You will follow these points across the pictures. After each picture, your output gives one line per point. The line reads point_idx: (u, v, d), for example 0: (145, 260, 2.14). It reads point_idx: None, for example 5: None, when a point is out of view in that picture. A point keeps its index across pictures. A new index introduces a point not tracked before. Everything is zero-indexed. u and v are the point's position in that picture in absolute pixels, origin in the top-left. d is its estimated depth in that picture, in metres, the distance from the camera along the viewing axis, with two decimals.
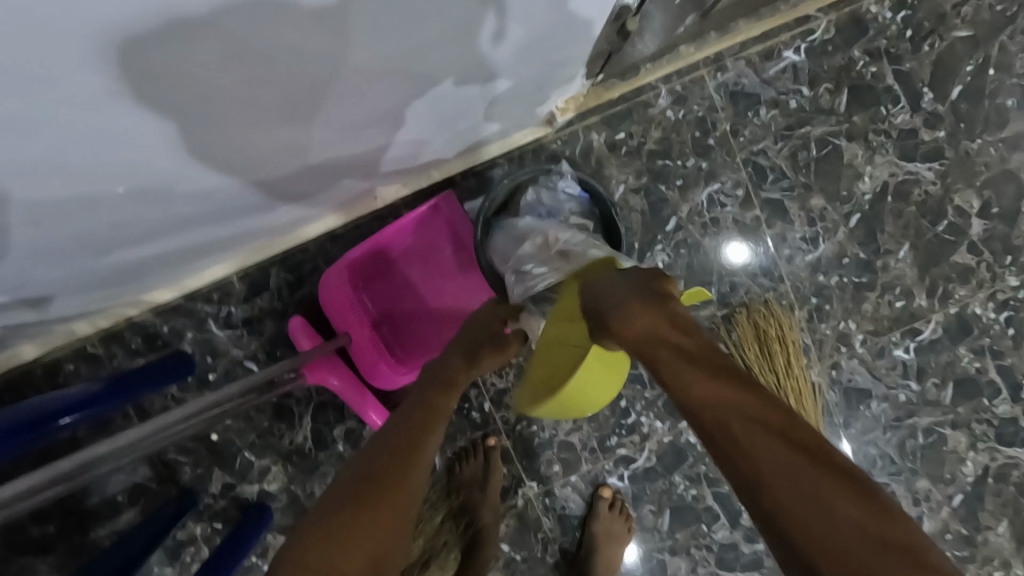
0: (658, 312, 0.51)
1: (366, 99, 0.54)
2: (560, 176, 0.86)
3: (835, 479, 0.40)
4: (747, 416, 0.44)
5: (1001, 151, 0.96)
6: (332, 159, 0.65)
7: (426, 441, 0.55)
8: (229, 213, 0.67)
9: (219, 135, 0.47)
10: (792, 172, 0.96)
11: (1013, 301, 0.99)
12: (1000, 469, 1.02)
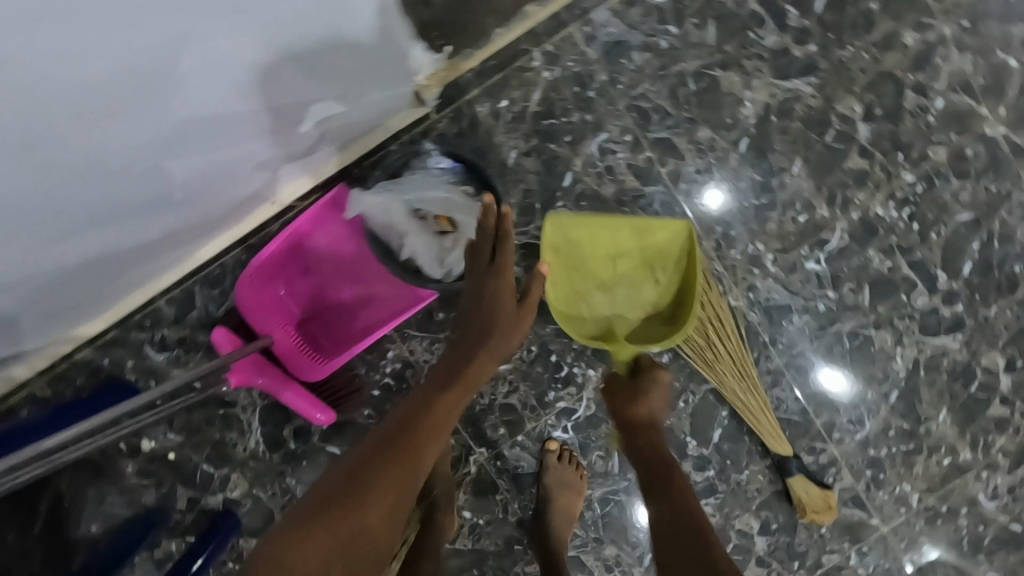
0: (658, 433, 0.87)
1: (260, 40, 0.57)
2: (429, 155, 0.89)
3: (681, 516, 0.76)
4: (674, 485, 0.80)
5: (873, 54, 0.99)
6: (259, 124, 0.69)
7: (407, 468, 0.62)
8: (195, 198, 0.73)
9: (135, 101, 0.52)
10: (675, 109, 0.99)
11: (912, 196, 1.02)
12: (930, 359, 1.05)
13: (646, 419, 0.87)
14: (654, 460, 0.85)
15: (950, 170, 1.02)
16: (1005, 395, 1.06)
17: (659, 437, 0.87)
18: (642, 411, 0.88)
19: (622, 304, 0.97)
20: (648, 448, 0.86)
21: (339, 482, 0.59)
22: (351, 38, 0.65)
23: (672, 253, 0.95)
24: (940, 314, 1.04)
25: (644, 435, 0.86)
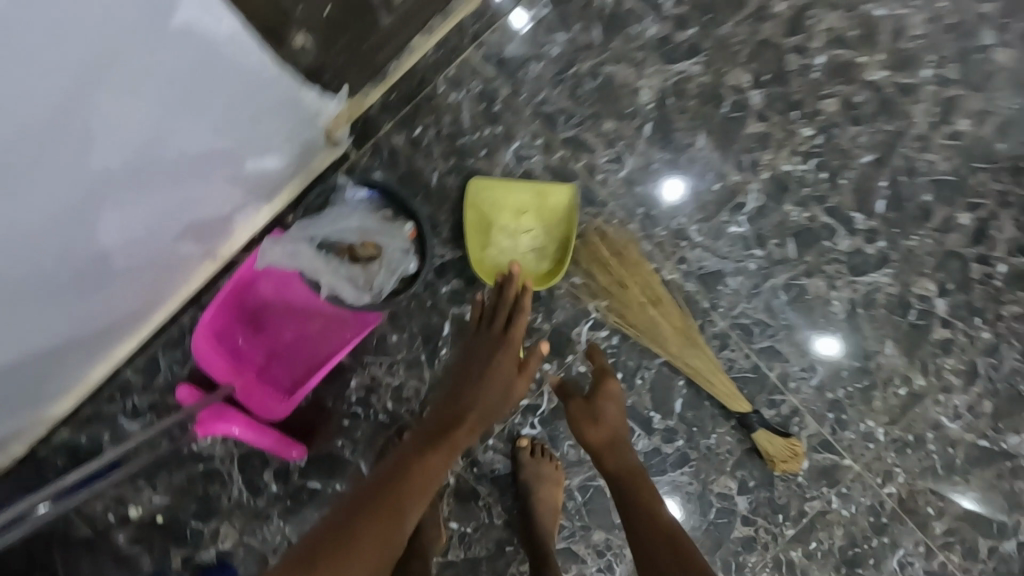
0: (622, 449, 0.92)
1: (173, 107, 0.63)
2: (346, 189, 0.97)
3: (655, 528, 0.81)
4: (644, 499, 0.86)
5: (750, 26, 1.07)
6: (189, 182, 0.75)
7: (393, 536, 0.68)
8: (136, 255, 0.78)
9: (58, 157, 0.57)
10: (578, 108, 1.05)
11: (815, 148, 1.08)
12: (865, 297, 1.10)
13: (605, 438, 0.92)
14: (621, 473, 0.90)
15: (844, 118, 1.08)
16: (942, 318, 1.10)
17: (624, 453, 0.92)
18: (603, 431, 0.93)
19: (525, 256, 1.03)
20: (613, 463, 0.91)
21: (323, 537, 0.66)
22: (264, 95, 0.73)
23: (568, 211, 1.03)
24: (865, 253, 1.10)
25: (608, 454, 0.92)
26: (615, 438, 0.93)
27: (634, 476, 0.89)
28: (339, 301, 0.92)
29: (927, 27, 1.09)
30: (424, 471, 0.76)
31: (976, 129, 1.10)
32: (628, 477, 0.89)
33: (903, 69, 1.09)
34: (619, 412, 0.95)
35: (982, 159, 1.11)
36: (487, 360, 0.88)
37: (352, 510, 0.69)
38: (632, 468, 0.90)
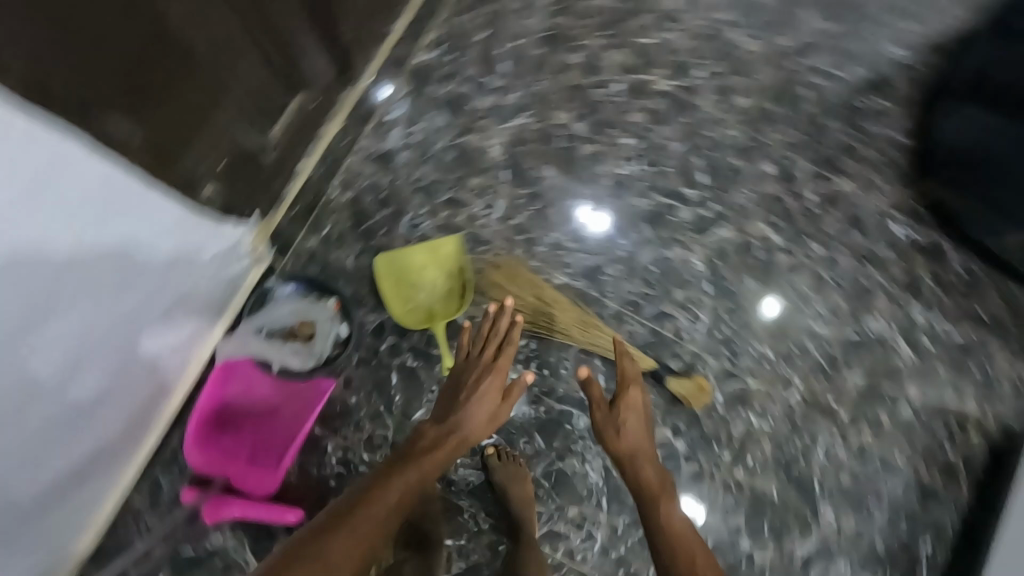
0: (647, 461, 1.12)
1: (120, 275, 0.84)
2: (274, 289, 1.19)
3: (674, 539, 1.02)
4: (666, 511, 1.06)
5: (557, 79, 1.37)
6: (144, 323, 0.95)
7: (359, 552, 0.81)
8: (115, 392, 0.97)
9: (44, 336, 0.77)
10: (447, 176, 1.32)
11: (637, 151, 1.37)
12: (717, 250, 1.36)
13: (630, 452, 1.12)
14: (644, 484, 1.09)
15: (651, 123, 1.38)
16: (781, 248, 1.37)
17: (649, 465, 1.11)
18: (629, 444, 1.12)
19: (438, 300, 1.26)
20: (638, 471, 1.10)
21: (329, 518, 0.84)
22: (186, 244, 0.95)
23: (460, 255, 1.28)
24: (704, 217, 1.36)
25: (634, 465, 1.11)
26: (641, 453, 1.12)
27: (656, 489, 1.09)
28: (289, 371, 1.17)
29: (688, 40, 1.42)
30: (383, 493, 0.89)
31: (752, 102, 1.42)
32: (649, 487, 1.09)
33: (681, 75, 1.41)
34: (643, 429, 1.14)
35: (764, 122, 1.41)
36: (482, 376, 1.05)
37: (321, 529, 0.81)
38: (654, 482, 1.10)
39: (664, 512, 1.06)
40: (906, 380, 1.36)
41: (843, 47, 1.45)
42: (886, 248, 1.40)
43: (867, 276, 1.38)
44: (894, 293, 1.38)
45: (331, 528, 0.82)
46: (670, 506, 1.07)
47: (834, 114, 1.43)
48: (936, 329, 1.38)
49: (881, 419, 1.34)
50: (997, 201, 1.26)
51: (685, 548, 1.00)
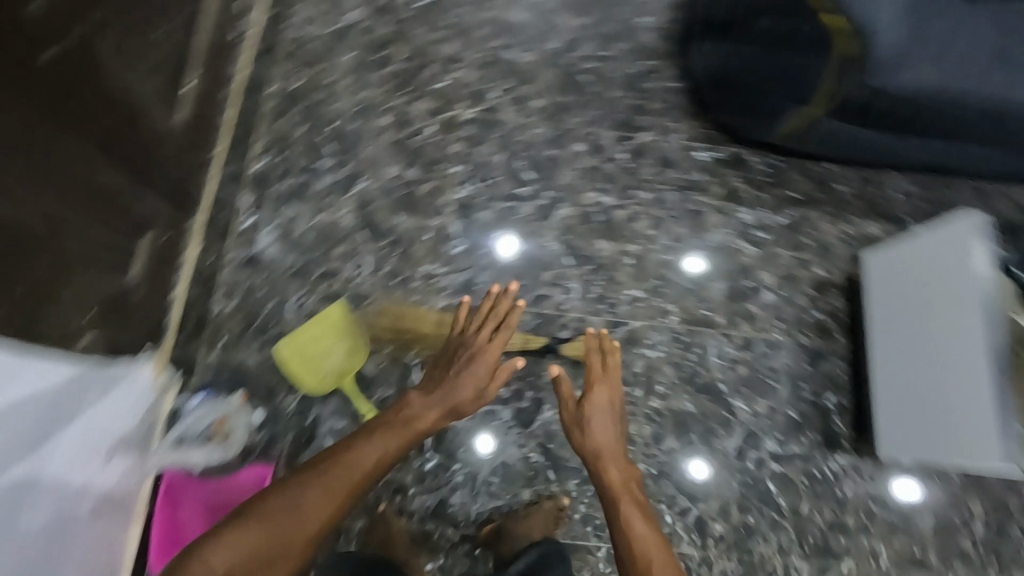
0: (614, 459, 1.24)
1: (32, 440, 0.91)
2: (186, 401, 1.35)
3: (631, 532, 1.13)
4: (627, 506, 1.18)
5: (378, 141, 1.57)
6: (70, 476, 1.02)
7: (330, 503, 1.06)
8: (61, 547, 1.02)
9: None
10: (313, 254, 1.47)
11: (466, 173, 1.56)
12: (562, 227, 1.55)
13: (597, 451, 1.24)
14: (609, 480, 1.22)
15: (471, 147, 1.59)
16: (615, 206, 1.58)
17: (617, 461, 1.23)
18: (597, 443, 1.25)
19: (342, 361, 1.38)
20: (603, 468, 1.23)
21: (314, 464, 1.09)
22: (83, 393, 1.03)
23: (348, 316, 1.41)
24: (542, 205, 1.56)
25: (600, 464, 1.23)
26: (608, 450, 1.25)
27: (623, 487, 1.21)
28: (209, 469, 1.32)
29: (475, 72, 1.65)
30: (358, 452, 1.11)
31: (546, 101, 1.65)
32: (615, 484, 1.21)
33: (480, 101, 1.63)
34: (614, 431, 1.26)
35: (562, 112, 1.64)
36: (467, 361, 1.24)
37: (299, 482, 1.06)
38: (617, 481, 1.22)
39: (624, 507, 1.18)
40: (757, 271, 1.57)
41: (601, 30, 1.71)
42: (699, 173, 1.63)
43: (693, 201, 1.60)
44: (719, 207, 1.61)
45: (309, 482, 1.06)
46: (631, 501, 1.20)
47: (616, 84, 1.67)
48: (764, 221, 1.61)
49: (751, 310, 1.54)
50: (754, 106, 1.50)
51: (638, 542, 1.12)
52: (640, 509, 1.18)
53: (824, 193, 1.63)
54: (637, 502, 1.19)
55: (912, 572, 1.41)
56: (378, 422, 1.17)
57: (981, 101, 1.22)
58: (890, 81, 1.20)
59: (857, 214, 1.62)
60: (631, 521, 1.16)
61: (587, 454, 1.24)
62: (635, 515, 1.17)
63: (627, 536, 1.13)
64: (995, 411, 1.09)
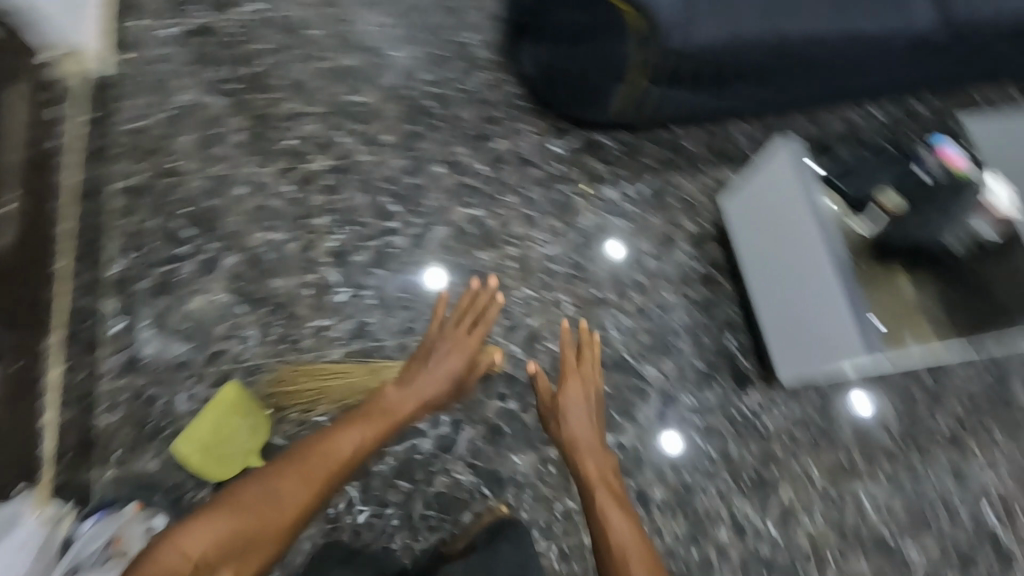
0: (591, 448, 1.32)
1: None
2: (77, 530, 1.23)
3: (604, 517, 1.21)
4: (604, 492, 1.25)
5: (237, 212, 1.55)
6: None
7: (309, 491, 1.11)
8: None
9: None
10: (194, 341, 1.43)
11: (333, 222, 1.57)
12: (440, 249, 1.57)
13: (574, 441, 1.32)
14: (587, 469, 1.29)
15: (331, 195, 1.59)
16: (486, 216, 1.62)
17: (594, 450, 1.32)
18: (575, 432, 1.32)
19: (246, 442, 1.37)
20: (580, 459, 1.30)
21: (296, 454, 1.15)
22: None
23: (246, 395, 1.40)
24: (415, 233, 1.58)
25: (576, 454, 1.31)
26: (585, 440, 1.33)
27: (600, 473, 1.29)
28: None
29: (319, 123, 1.66)
30: (337, 446, 1.19)
31: (395, 133, 1.68)
32: (591, 472, 1.28)
33: (330, 150, 1.64)
34: (590, 420, 1.34)
35: (413, 141, 1.67)
36: (448, 350, 1.36)
37: (280, 473, 1.11)
38: (594, 470, 1.30)
39: (600, 492, 1.25)
40: (634, 242, 1.63)
41: (433, 54, 1.76)
42: (557, 165, 1.68)
43: (558, 193, 1.66)
44: (584, 191, 1.67)
45: (291, 474, 1.11)
46: (606, 485, 1.28)
47: (459, 101, 1.72)
48: (628, 193, 1.68)
49: (637, 280, 1.60)
50: (585, 94, 1.58)
51: (612, 525, 1.20)
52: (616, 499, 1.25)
53: (676, 154, 1.72)
54: (613, 487, 1.28)
55: (845, 480, 1.47)
56: (359, 415, 1.25)
57: (766, 38, 1.33)
58: (684, 40, 1.30)
59: (711, 165, 1.72)
60: (607, 505, 1.24)
61: (563, 444, 1.31)
62: (609, 502, 1.25)
63: (601, 522, 1.21)
64: (851, 321, 1.17)
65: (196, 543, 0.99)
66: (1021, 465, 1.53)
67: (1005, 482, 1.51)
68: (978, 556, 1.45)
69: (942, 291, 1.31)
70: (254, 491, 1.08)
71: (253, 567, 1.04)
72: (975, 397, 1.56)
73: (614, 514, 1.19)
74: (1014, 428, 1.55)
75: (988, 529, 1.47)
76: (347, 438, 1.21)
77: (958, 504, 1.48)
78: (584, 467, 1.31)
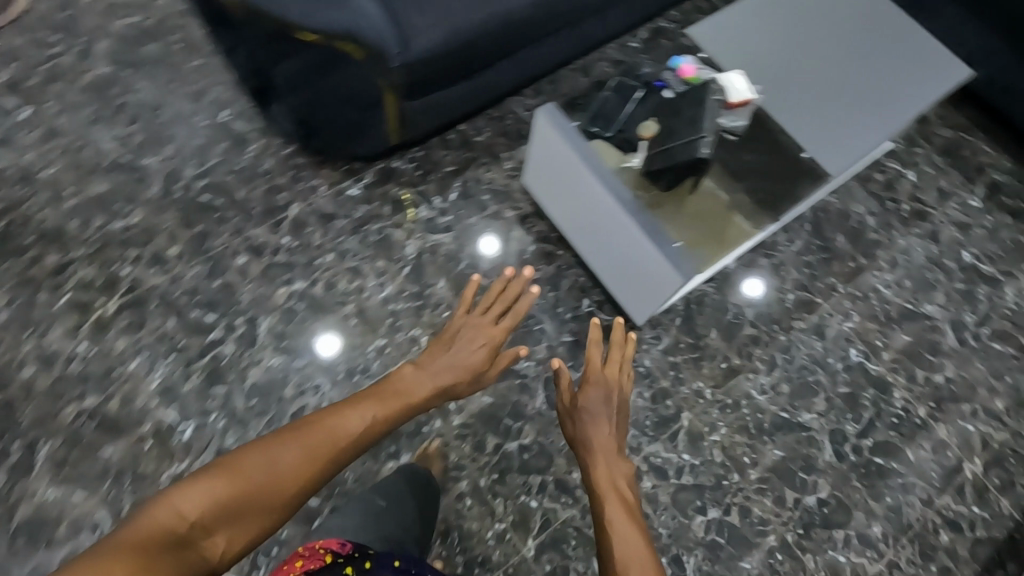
0: (613, 452, 1.24)
1: None
2: None
3: (609, 504, 1.07)
4: (616, 486, 1.13)
5: (32, 395, 1.37)
6: None
7: (315, 463, 0.91)
8: None
9: None
10: (36, 555, 1.26)
11: (147, 360, 1.43)
12: (273, 340, 1.47)
13: (593, 439, 1.24)
14: (601, 467, 1.18)
15: (135, 333, 1.45)
16: (307, 286, 1.54)
17: (615, 454, 1.23)
18: (595, 429, 1.26)
19: None
20: (593, 460, 1.21)
21: (310, 420, 0.99)
22: None
23: None
24: (241, 334, 1.47)
25: (590, 454, 1.22)
26: (607, 438, 1.25)
27: (620, 475, 1.19)
28: None
29: (91, 264, 1.50)
30: (343, 422, 1.02)
31: (181, 241, 1.55)
32: (605, 468, 1.17)
33: (115, 286, 1.49)
34: (614, 425, 1.29)
35: (202, 242, 1.55)
36: (470, 339, 1.35)
37: (283, 436, 0.90)
38: (615, 472, 1.20)
39: (613, 485, 1.14)
40: (464, 249, 1.62)
41: (192, 149, 1.65)
42: (360, 207, 1.64)
43: (372, 234, 1.61)
44: (397, 221, 1.63)
45: (294, 436, 0.92)
46: (623, 483, 1.15)
47: (237, 183, 1.62)
48: (440, 207, 1.66)
49: (481, 284, 1.59)
50: (355, 134, 1.54)
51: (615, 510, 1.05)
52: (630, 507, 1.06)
53: (470, 152, 1.74)
54: (630, 489, 1.16)
55: (730, 384, 1.55)
56: (371, 398, 1.12)
57: (487, 21, 1.36)
58: (407, 55, 1.30)
59: (507, 149, 1.75)
60: (619, 499, 1.10)
61: (578, 442, 1.25)
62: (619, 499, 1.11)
63: (604, 509, 1.06)
64: (645, 239, 1.23)
65: (193, 501, 0.77)
66: (866, 302, 1.68)
67: (857, 322, 1.65)
68: (862, 396, 1.57)
69: (749, 193, 1.38)
70: (274, 445, 0.89)
71: (251, 538, 0.81)
72: (805, 260, 1.70)
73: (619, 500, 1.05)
74: (845, 273, 1.70)
75: (860, 368, 1.60)
76: (358, 417, 1.06)
77: (829, 358, 1.60)
78: (594, 467, 1.20)
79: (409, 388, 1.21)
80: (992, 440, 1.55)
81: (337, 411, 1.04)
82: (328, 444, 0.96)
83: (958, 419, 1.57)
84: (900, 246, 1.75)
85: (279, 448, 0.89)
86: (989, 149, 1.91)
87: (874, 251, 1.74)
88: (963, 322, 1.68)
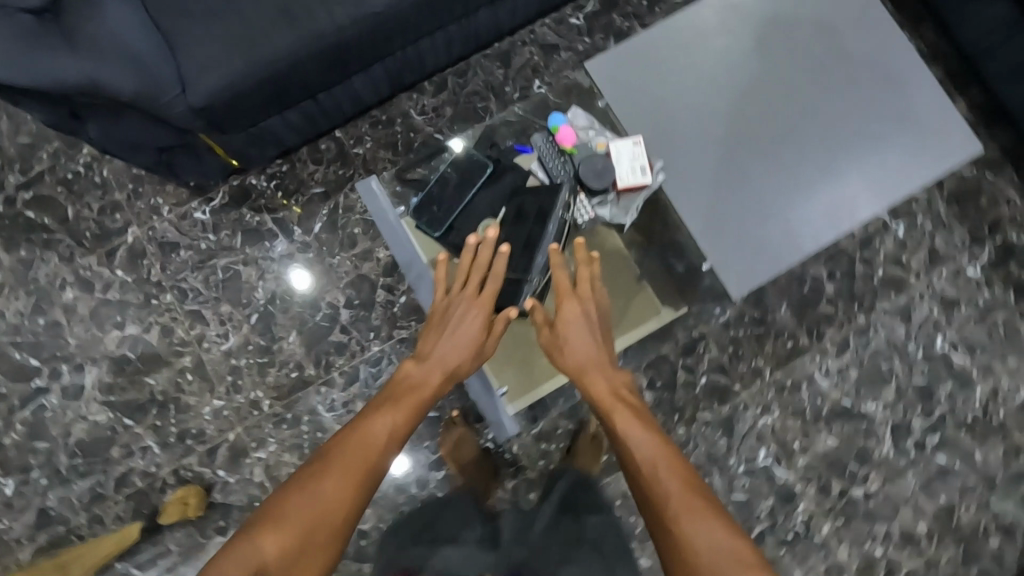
0: (607, 359, 0.95)
1: None
2: None
3: (632, 430, 0.82)
4: (633, 401, 0.89)
5: None
6: None
7: (352, 485, 0.75)
8: None
9: None
10: None
11: None
12: (101, 393, 1.34)
13: (579, 363, 0.94)
14: (604, 387, 0.90)
15: None
16: (142, 331, 1.37)
17: (613, 366, 0.94)
18: (586, 348, 0.95)
19: None
20: (592, 376, 0.92)
21: (336, 438, 0.81)
22: None
23: None
24: (67, 384, 1.34)
25: (583, 376, 0.93)
26: (602, 347, 0.96)
27: (628, 388, 0.91)
28: None
29: None
30: (366, 433, 0.81)
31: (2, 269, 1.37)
32: (608, 389, 0.90)
33: None
34: (606, 331, 0.99)
35: (26, 270, 1.37)
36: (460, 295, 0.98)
37: (313, 471, 0.75)
38: (622, 383, 0.92)
39: (631, 402, 0.88)
40: (323, 295, 1.39)
41: (16, 151, 1.41)
42: (208, 235, 1.40)
43: (218, 271, 1.39)
44: (250, 255, 1.40)
45: (324, 469, 0.75)
46: (636, 398, 0.90)
47: (67, 198, 1.40)
48: (302, 240, 1.41)
49: (338, 341, 1.38)
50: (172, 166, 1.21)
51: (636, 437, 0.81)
52: (642, 417, 0.85)
53: (346, 168, 1.44)
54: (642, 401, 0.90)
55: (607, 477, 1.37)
56: (380, 396, 0.89)
57: (303, 47, 1.00)
58: (194, 95, 0.99)
59: (390, 165, 1.44)
60: (637, 412, 0.86)
61: (570, 367, 0.94)
62: (634, 416, 0.85)
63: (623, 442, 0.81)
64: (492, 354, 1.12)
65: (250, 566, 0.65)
66: (795, 391, 1.41)
67: (776, 418, 1.40)
68: (759, 504, 1.37)
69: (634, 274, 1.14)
70: (311, 482, 0.73)
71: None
72: (733, 335, 1.42)
73: (635, 431, 0.81)
74: (778, 354, 1.42)
75: (766, 473, 1.38)
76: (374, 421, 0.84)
77: (731, 458, 1.38)
78: (593, 387, 0.91)
79: (419, 357, 0.94)
80: (899, 568, 1.36)
81: (364, 412, 0.85)
82: (368, 458, 0.78)
83: (866, 541, 1.37)
84: (858, 323, 1.43)
85: (318, 484, 0.73)
86: (1014, 195, 1.47)
87: (821, 329, 1.43)
88: (909, 425, 1.41)
